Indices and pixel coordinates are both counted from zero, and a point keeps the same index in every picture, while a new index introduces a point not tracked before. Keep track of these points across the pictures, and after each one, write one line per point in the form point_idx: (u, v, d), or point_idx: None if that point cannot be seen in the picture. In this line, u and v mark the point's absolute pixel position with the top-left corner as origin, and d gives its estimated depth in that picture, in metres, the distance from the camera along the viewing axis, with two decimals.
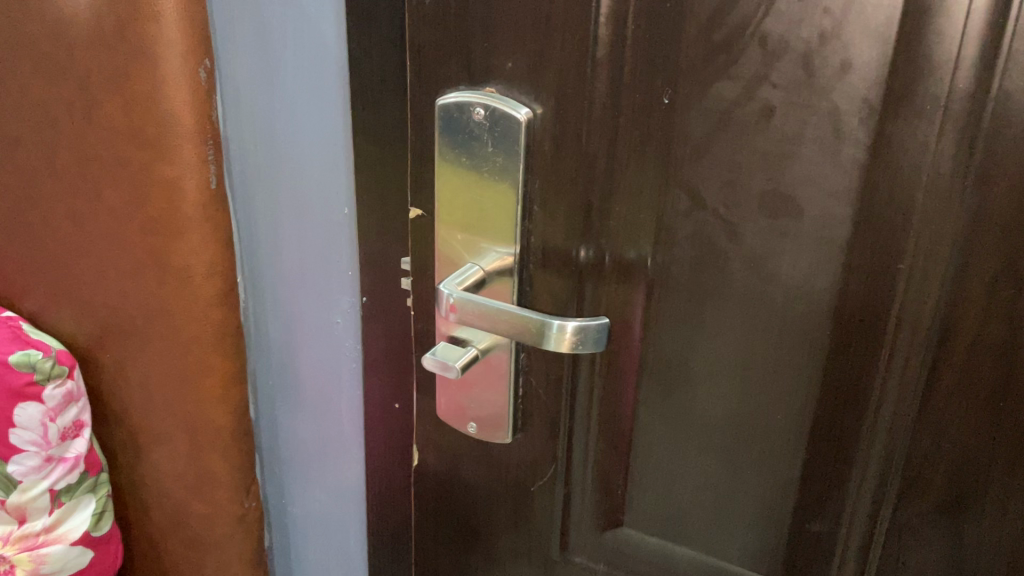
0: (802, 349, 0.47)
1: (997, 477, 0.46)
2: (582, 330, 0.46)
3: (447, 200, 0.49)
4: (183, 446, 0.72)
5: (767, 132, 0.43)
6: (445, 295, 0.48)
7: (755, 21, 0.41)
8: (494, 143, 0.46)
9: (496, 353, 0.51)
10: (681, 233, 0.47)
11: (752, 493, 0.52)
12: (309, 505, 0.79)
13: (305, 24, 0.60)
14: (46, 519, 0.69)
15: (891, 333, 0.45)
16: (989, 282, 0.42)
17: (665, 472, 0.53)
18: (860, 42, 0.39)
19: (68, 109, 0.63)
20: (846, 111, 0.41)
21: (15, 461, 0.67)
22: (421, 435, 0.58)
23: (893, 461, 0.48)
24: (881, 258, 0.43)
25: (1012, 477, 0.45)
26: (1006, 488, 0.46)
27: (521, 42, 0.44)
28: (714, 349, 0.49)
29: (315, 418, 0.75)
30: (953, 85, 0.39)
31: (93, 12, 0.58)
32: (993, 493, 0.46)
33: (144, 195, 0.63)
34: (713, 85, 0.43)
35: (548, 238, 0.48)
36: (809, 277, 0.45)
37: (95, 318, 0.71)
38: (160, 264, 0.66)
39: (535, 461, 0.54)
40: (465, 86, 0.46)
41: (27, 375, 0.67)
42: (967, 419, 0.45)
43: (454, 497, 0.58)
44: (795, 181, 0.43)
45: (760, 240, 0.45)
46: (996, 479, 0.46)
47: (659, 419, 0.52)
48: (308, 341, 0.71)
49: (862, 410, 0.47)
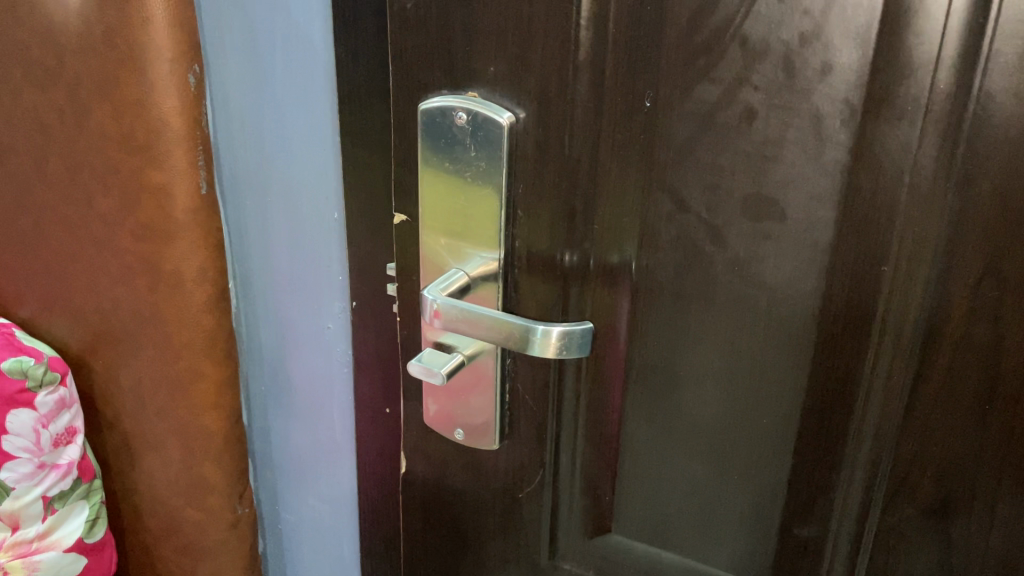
0: (788, 351, 0.47)
1: (985, 481, 0.45)
2: (567, 335, 0.46)
3: (431, 205, 0.49)
4: (175, 453, 0.72)
5: (749, 135, 0.42)
6: (429, 300, 0.48)
7: (735, 24, 0.40)
8: (476, 147, 0.46)
9: (482, 359, 0.50)
10: (665, 237, 0.46)
11: (740, 497, 0.52)
12: (303, 510, 0.79)
13: (293, 29, 0.60)
14: (39, 525, 0.69)
15: (877, 335, 0.44)
16: (974, 284, 0.42)
17: (653, 476, 0.53)
18: (841, 43, 0.39)
19: (57, 116, 0.63)
20: (828, 114, 0.41)
21: (7, 467, 0.66)
22: (409, 442, 0.58)
23: (881, 465, 0.47)
24: (865, 260, 0.43)
25: (1000, 480, 0.45)
26: (994, 492, 0.45)
27: (502, 46, 0.44)
28: (700, 352, 0.48)
29: (308, 423, 0.75)
30: (934, 86, 0.39)
31: (81, 19, 0.59)
32: (981, 496, 0.46)
33: (133, 202, 0.63)
34: (694, 89, 0.43)
35: (532, 242, 0.47)
36: (792, 280, 0.45)
37: (88, 324, 0.71)
38: (150, 270, 0.66)
39: (522, 468, 0.54)
40: (448, 91, 0.46)
41: (20, 383, 0.67)
42: (954, 422, 0.45)
43: (442, 504, 0.58)
44: (777, 184, 0.43)
45: (743, 243, 0.45)
46: (984, 483, 0.45)
47: (647, 422, 0.52)
48: (300, 346, 0.71)
49: (849, 413, 0.47)
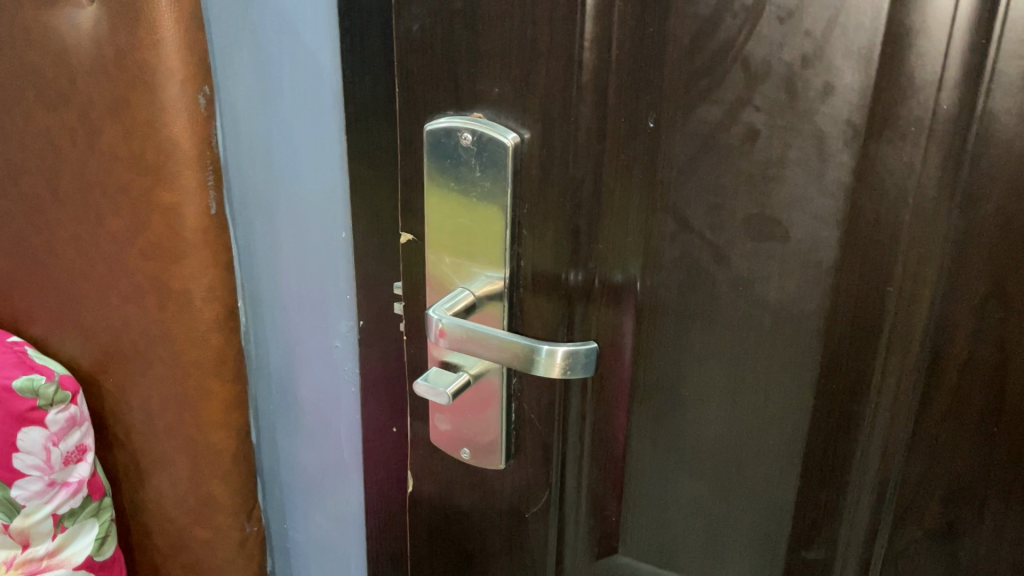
0: (792, 372, 0.47)
1: (993, 503, 0.45)
2: (573, 354, 0.46)
3: (437, 225, 0.49)
4: (184, 471, 0.73)
5: (751, 155, 0.43)
6: (434, 319, 0.48)
7: (737, 45, 0.41)
8: (481, 167, 0.45)
9: (488, 378, 0.50)
10: (669, 257, 0.47)
11: (745, 519, 0.52)
12: (311, 530, 0.79)
13: (301, 51, 0.60)
14: (49, 544, 0.70)
15: (883, 356, 0.45)
16: (978, 305, 0.42)
17: (659, 495, 0.54)
18: (842, 64, 0.39)
19: (70, 136, 0.64)
20: (831, 134, 0.41)
21: (18, 485, 0.67)
22: (416, 461, 0.58)
23: (888, 487, 0.47)
24: (870, 281, 0.43)
25: (1007, 501, 0.45)
26: (1002, 513, 0.46)
27: (506, 67, 0.43)
28: (704, 373, 0.49)
29: (316, 442, 0.75)
30: (936, 105, 0.39)
31: (95, 42, 0.60)
32: (988, 518, 0.46)
33: (143, 221, 0.64)
34: (696, 109, 0.43)
35: (537, 263, 0.46)
36: (796, 300, 0.45)
37: (98, 343, 0.71)
38: (161, 289, 0.66)
39: (527, 488, 0.52)
40: (453, 111, 0.46)
41: (31, 401, 0.67)
42: (960, 444, 0.45)
43: (449, 524, 0.58)
44: (781, 204, 0.43)
45: (747, 263, 0.45)
46: (992, 505, 0.46)
47: (651, 443, 0.52)
48: (308, 364, 0.72)
49: (854, 432, 0.47)
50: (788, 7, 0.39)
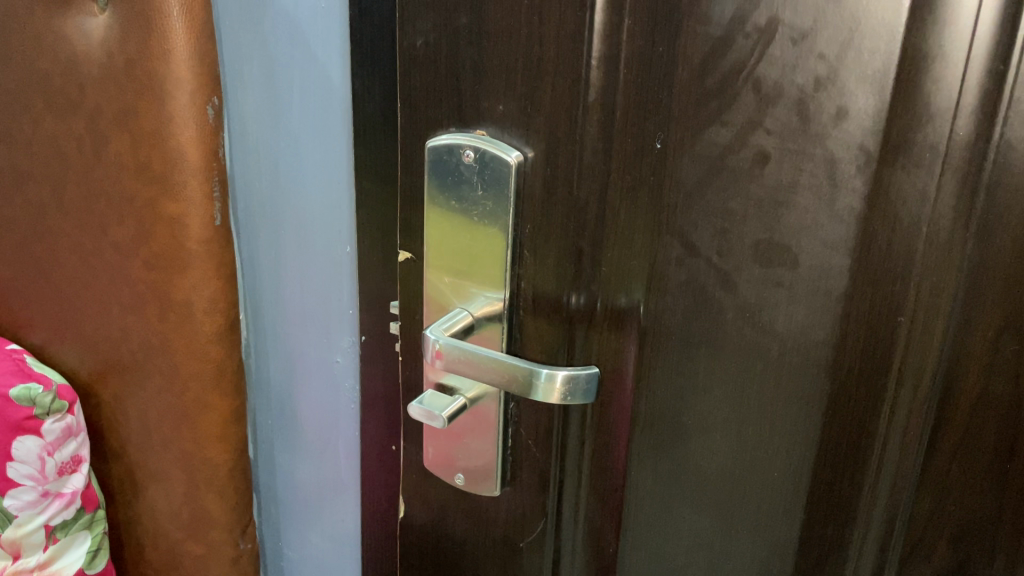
0: (797, 405, 0.46)
1: (999, 533, 0.48)
2: (573, 379, 0.44)
3: (437, 244, 0.47)
4: (181, 485, 0.71)
5: (761, 179, 0.42)
6: (431, 340, 0.46)
7: (748, 66, 0.40)
8: (483, 186, 0.44)
9: (485, 403, 0.48)
10: (674, 281, 0.46)
11: (746, 556, 0.51)
12: (305, 548, 0.78)
13: (312, 63, 0.60)
14: (40, 555, 0.69)
15: (893, 390, 0.44)
16: (993, 338, 0.43)
17: (660, 528, 0.52)
18: (858, 88, 0.38)
19: (76, 144, 0.63)
20: (843, 159, 0.40)
21: (10, 495, 0.66)
22: (409, 485, 0.56)
23: (895, 525, 0.48)
24: (882, 311, 0.43)
25: (1011, 535, 0.48)
26: (1009, 542, 0.48)
27: (511, 84, 0.42)
28: (707, 403, 0.48)
29: (313, 458, 0.74)
30: (953, 132, 0.38)
31: (105, 51, 0.59)
32: (995, 547, 0.48)
33: (147, 231, 0.63)
34: (704, 132, 0.42)
35: (538, 285, 0.45)
36: (806, 329, 0.44)
37: (98, 352, 0.71)
38: (162, 300, 0.65)
39: (525, 516, 0.51)
40: (456, 128, 0.44)
41: (27, 410, 0.66)
42: (970, 479, 0.47)
43: (440, 550, 0.56)
44: (791, 229, 0.42)
45: (754, 289, 0.44)
46: (1000, 536, 0.48)
47: (652, 472, 0.51)
48: (309, 380, 0.71)
49: (862, 469, 0.46)
50: (802, 28, 0.38)
